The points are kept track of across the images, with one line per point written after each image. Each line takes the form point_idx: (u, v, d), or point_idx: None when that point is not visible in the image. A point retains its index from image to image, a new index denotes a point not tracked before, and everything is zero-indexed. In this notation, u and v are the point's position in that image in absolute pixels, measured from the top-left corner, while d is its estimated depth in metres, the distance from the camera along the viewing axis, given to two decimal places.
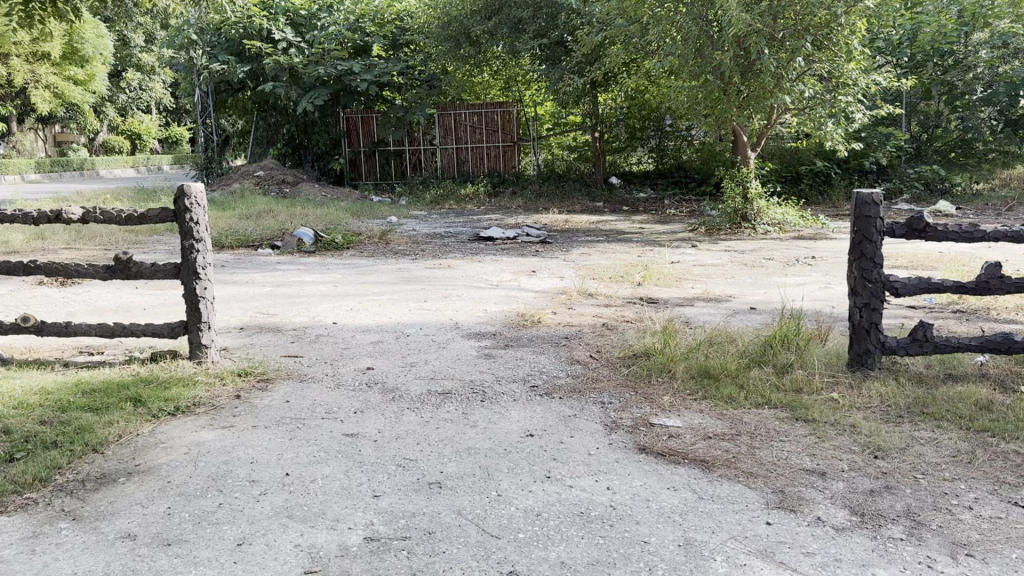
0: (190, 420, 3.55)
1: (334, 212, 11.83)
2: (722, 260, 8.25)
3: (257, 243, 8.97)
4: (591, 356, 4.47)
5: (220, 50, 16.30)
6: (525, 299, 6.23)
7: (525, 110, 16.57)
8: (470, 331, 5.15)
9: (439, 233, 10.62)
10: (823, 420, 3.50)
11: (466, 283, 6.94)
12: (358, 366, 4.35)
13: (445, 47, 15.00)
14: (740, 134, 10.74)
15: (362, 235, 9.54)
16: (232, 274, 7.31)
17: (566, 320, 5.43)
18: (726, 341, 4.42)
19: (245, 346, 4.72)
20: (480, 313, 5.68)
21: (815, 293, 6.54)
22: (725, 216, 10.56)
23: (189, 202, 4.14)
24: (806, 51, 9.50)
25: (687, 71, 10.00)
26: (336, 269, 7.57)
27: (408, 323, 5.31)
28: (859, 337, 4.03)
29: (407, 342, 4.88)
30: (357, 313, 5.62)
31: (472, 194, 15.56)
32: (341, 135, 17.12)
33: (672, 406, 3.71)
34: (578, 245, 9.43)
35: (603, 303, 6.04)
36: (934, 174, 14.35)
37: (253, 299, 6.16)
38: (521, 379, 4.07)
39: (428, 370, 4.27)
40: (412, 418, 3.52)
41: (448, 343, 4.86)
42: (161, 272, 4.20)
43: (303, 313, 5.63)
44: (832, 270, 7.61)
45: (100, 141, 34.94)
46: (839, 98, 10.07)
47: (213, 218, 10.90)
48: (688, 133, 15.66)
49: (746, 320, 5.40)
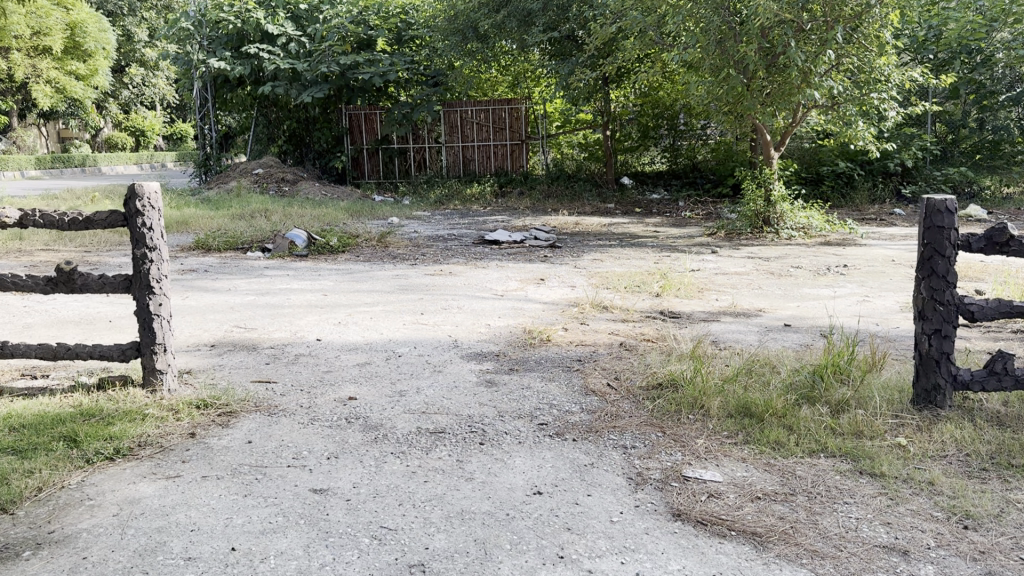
0: (129, 467, 2.96)
1: (333, 212, 11.26)
2: (746, 268, 7.63)
3: (247, 246, 8.40)
4: (608, 386, 3.85)
5: (218, 44, 15.70)
6: (533, 312, 5.63)
7: (534, 107, 16.03)
8: (470, 351, 4.55)
9: (442, 235, 10.05)
10: (893, 476, 2.90)
11: (468, 292, 6.35)
12: (337, 395, 3.75)
13: (452, 41, 14.44)
14: (763, 133, 10.09)
15: (359, 237, 8.95)
16: (214, 280, 6.72)
17: (578, 339, 4.82)
18: (767, 370, 3.80)
19: (212, 369, 4.15)
20: (482, 329, 5.07)
21: (853, 307, 5.92)
22: (745, 220, 9.99)
23: (140, 204, 3.55)
24: (836, 44, 8.89)
25: (709, 65, 9.36)
26: (328, 275, 6.98)
27: (401, 341, 4.71)
28: (927, 370, 3.40)
29: (398, 364, 4.27)
30: (343, 328, 5.02)
31: (479, 194, 14.98)
32: (343, 132, 16.59)
33: (708, 452, 3.10)
34: (590, 250, 8.83)
35: (619, 318, 5.43)
36: (962, 177, 13.71)
37: (231, 309, 5.58)
38: (527, 414, 3.46)
39: (418, 401, 3.66)
40: (395, 466, 2.91)
41: (445, 366, 4.25)
42: (109, 285, 3.63)
43: (284, 327, 5.03)
44: (868, 281, 6.98)
45: (105, 137, 34.45)
46: (871, 94, 9.35)
47: (203, 218, 10.33)
48: (704, 131, 15.03)
49: (783, 342, 4.79)
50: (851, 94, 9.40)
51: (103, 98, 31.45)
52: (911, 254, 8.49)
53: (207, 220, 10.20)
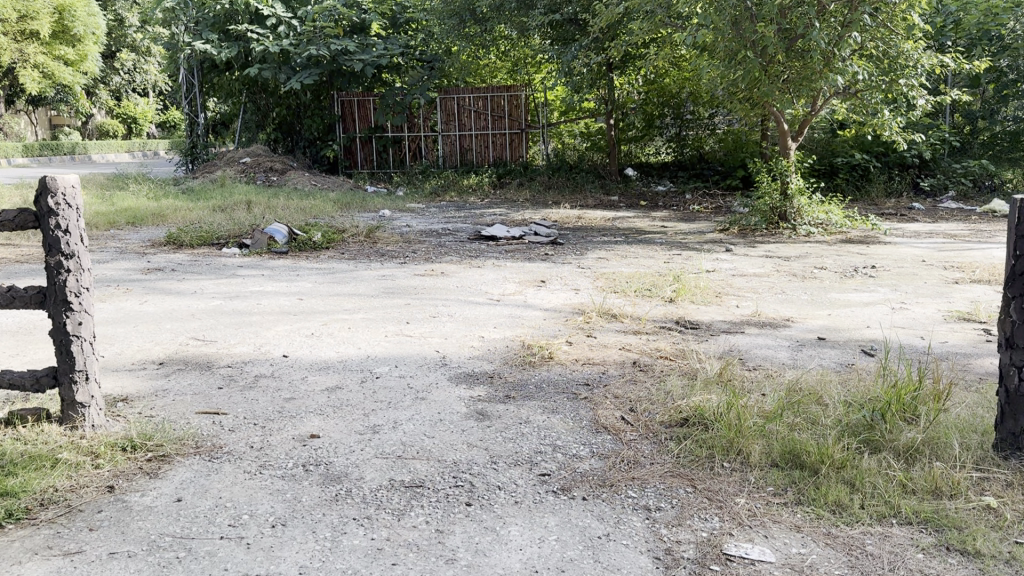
0: (18, 539, 2.32)
1: (321, 205, 10.62)
2: (765, 269, 6.99)
3: (222, 242, 7.75)
4: (623, 420, 3.21)
5: (204, 26, 15.04)
6: (533, 321, 4.99)
7: (534, 94, 15.37)
8: (460, 371, 3.92)
9: (436, 229, 9.41)
10: (992, 555, 2.26)
11: (460, 296, 5.72)
12: (296, 432, 3.12)
13: (448, 25, 13.80)
14: (779, 122, 9.42)
15: (346, 232, 8.30)
16: (179, 281, 6.08)
17: (584, 355, 4.18)
18: (813, 405, 3.17)
19: (153, 397, 3.51)
20: (475, 343, 4.44)
21: (891, 317, 5.29)
22: (760, 215, 9.32)
23: (54, 201, 2.92)
24: (862, 26, 8.21)
25: (723, 49, 8.63)
26: (307, 276, 6.34)
27: (381, 359, 4.08)
28: (1017, 412, 2.73)
29: (374, 389, 3.63)
30: (314, 342, 4.38)
31: (476, 184, 14.34)
32: (335, 120, 15.93)
33: (752, 517, 2.48)
34: (595, 247, 8.19)
35: (630, 329, 4.81)
36: (982, 169, 13.05)
37: (190, 318, 4.95)
38: (525, 461, 2.82)
39: (393, 440, 3.02)
40: (356, 541, 2.28)
41: (430, 391, 3.61)
42: (19, 299, 2.98)
43: (246, 340, 4.40)
44: (902, 285, 6.35)
45: (96, 124, 33.68)
46: (897, 81, 8.68)
47: (182, 211, 9.67)
48: (712, 120, 14.39)
49: (822, 363, 4.18)
50: (874, 80, 8.75)
51: (93, 84, 30.72)
52: (941, 253, 7.86)
53: (184, 212, 9.55)
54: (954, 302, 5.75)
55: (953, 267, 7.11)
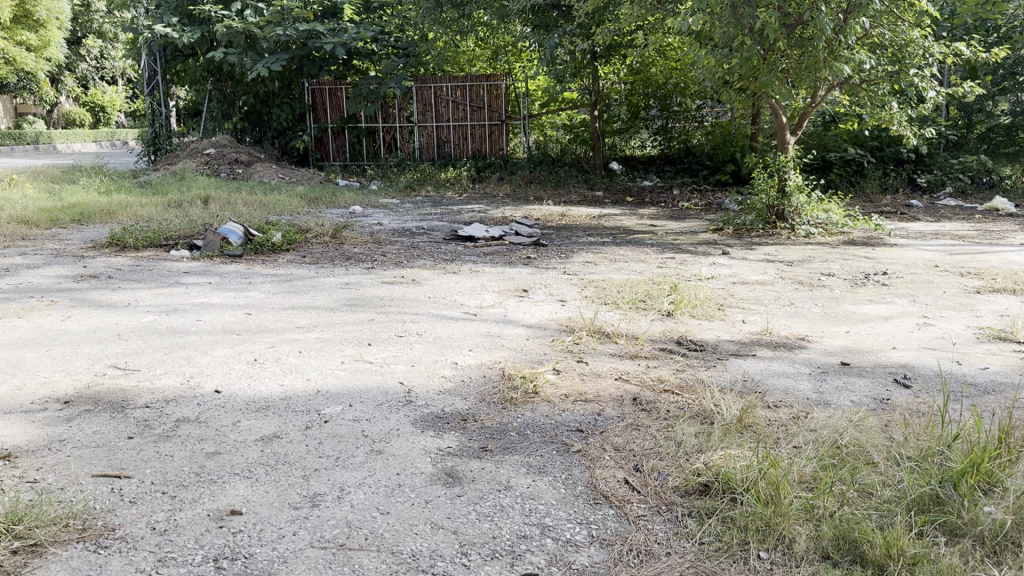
0: None
1: (286, 199, 9.90)
2: (768, 275, 6.38)
3: (172, 243, 7.04)
4: (627, 486, 2.58)
5: (165, 10, 14.21)
6: (514, 342, 4.35)
7: (515, 84, 14.72)
8: (428, 413, 3.25)
9: (409, 228, 8.73)
10: None
11: (431, 309, 5.06)
12: (213, 506, 2.46)
13: (424, 9, 13.09)
14: (778, 114, 8.82)
15: (309, 232, 7.60)
16: (113, 291, 5.37)
17: (576, 389, 3.55)
18: (867, 469, 2.55)
19: (43, 451, 2.83)
20: (446, 372, 3.78)
21: (918, 336, 4.68)
22: (756, 214, 8.75)
23: None
24: (870, 12, 7.65)
25: (720, 35, 7.99)
26: (260, 284, 5.64)
27: (333, 395, 3.41)
28: None
29: (318, 439, 2.96)
30: (256, 371, 3.71)
31: (454, 178, 13.66)
32: (305, 109, 15.16)
33: None
34: (581, 249, 7.56)
35: (625, 352, 4.18)
36: (981, 165, 12.47)
37: (116, 339, 4.25)
38: (504, 553, 2.17)
39: (336, 519, 2.36)
40: None
41: (388, 441, 2.95)
42: None
43: (175, 371, 3.73)
44: (920, 295, 5.76)
45: (61, 111, 32.49)
46: (907, 71, 8.11)
47: (134, 207, 8.90)
48: (699, 113, 13.83)
49: (853, 399, 3.56)
50: (880, 69, 8.20)
51: (59, 71, 29.66)
52: (953, 257, 7.29)
53: (136, 209, 8.78)
54: (982, 316, 5.16)
55: (969, 273, 6.54)
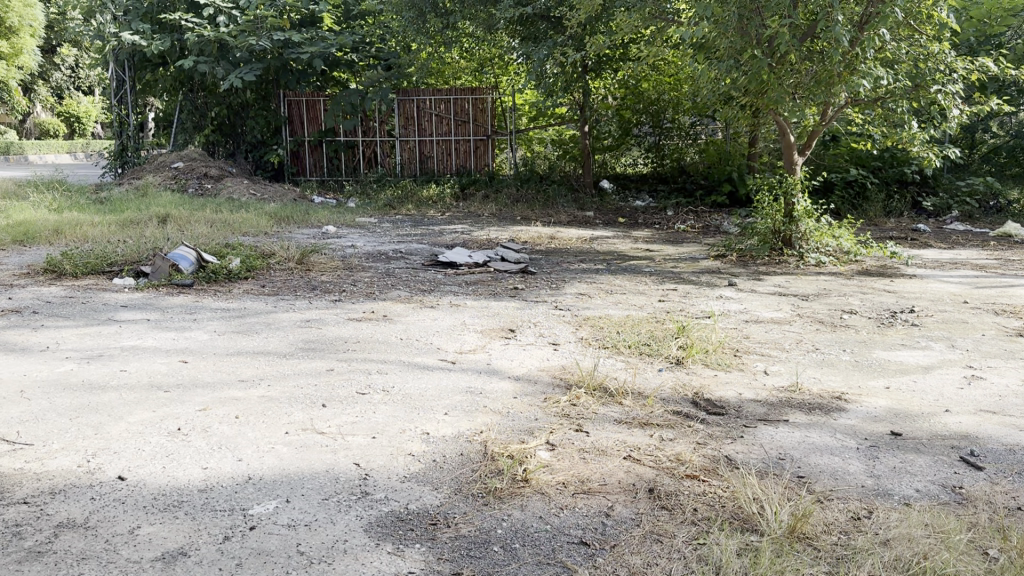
0: None
1: (253, 218, 9.16)
2: (783, 312, 5.71)
3: (117, 269, 6.29)
4: None
5: (133, 16, 13.46)
6: (498, 402, 3.62)
7: (502, 98, 14.07)
8: (388, 514, 2.51)
9: (385, 252, 8.01)
10: None
11: (403, 356, 4.33)
12: None
13: (406, 18, 12.43)
14: (784, 132, 8.16)
15: (273, 257, 6.87)
16: (33, 330, 4.62)
17: (576, 475, 2.82)
18: None
19: None
20: (412, 449, 3.03)
21: (969, 394, 4.01)
22: (760, 240, 8.07)
23: None
24: (890, 22, 7.02)
25: (726, 47, 7.35)
26: (206, 322, 4.89)
27: (268, 487, 2.66)
28: None
29: (235, 561, 2.21)
30: (175, 448, 2.96)
31: (437, 196, 12.96)
32: (281, 121, 14.43)
33: None
34: (573, 279, 6.86)
35: (632, 418, 3.46)
36: (989, 188, 11.89)
37: (16, 397, 3.49)
38: None
39: None
40: None
41: (330, 561, 2.22)
42: None
43: (76, 447, 2.97)
44: (959, 339, 5.08)
45: (35, 121, 31.39)
46: (927, 87, 7.48)
47: (84, 226, 8.12)
48: (694, 130, 13.22)
49: (919, 488, 2.86)
50: (899, 87, 7.59)
51: (31, 79, 28.83)
52: (980, 290, 6.65)
53: (86, 228, 8.01)
54: None
55: (1004, 311, 5.89)
